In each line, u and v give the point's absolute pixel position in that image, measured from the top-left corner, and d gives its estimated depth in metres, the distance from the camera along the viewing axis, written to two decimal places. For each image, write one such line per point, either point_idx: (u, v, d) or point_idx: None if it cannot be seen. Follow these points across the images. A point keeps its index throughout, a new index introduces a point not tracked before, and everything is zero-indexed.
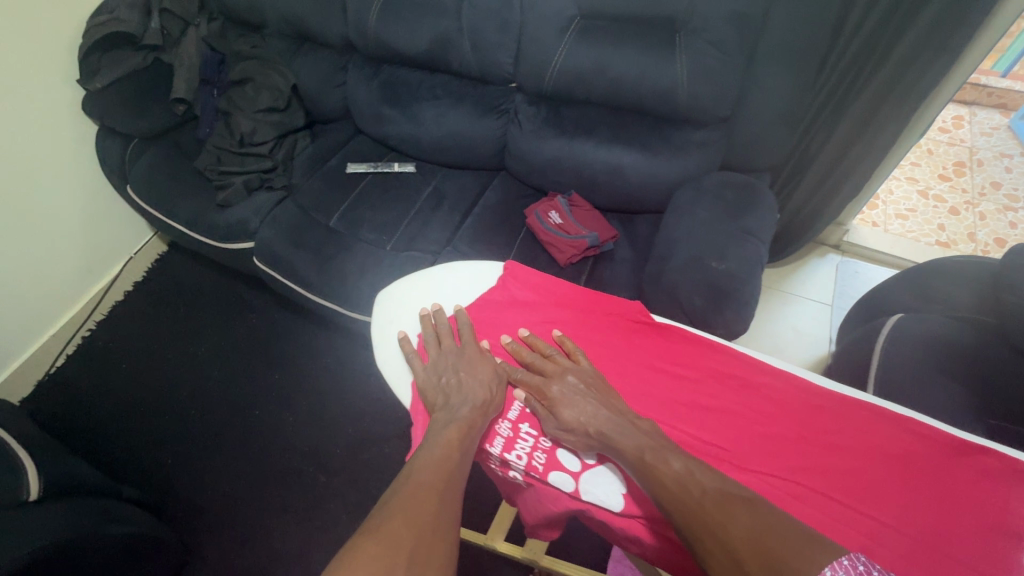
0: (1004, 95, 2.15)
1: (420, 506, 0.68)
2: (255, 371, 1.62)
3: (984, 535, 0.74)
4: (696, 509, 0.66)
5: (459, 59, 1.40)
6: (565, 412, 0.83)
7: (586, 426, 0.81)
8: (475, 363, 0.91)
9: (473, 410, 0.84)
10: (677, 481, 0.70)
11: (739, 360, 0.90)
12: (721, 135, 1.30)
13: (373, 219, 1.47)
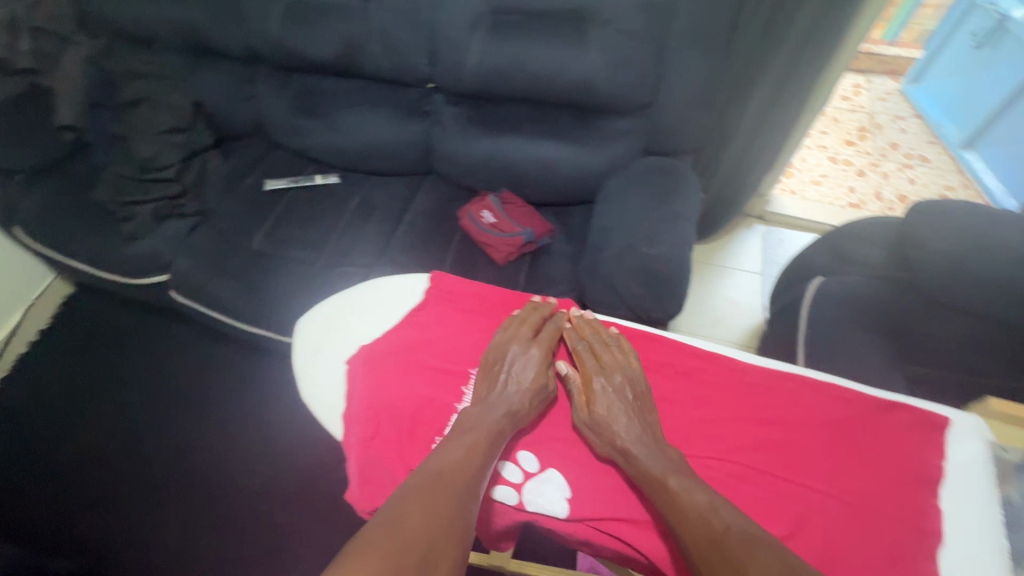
0: (894, 62, 2.23)
1: (436, 509, 0.56)
2: (187, 411, 1.50)
3: (908, 487, 0.71)
4: (723, 548, 0.57)
5: (371, 62, 1.33)
6: (596, 413, 0.73)
7: (612, 434, 0.71)
8: (534, 363, 0.73)
9: (504, 415, 0.67)
10: (702, 515, 0.60)
11: (671, 345, 0.84)
12: (644, 121, 1.28)
13: (300, 237, 1.39)
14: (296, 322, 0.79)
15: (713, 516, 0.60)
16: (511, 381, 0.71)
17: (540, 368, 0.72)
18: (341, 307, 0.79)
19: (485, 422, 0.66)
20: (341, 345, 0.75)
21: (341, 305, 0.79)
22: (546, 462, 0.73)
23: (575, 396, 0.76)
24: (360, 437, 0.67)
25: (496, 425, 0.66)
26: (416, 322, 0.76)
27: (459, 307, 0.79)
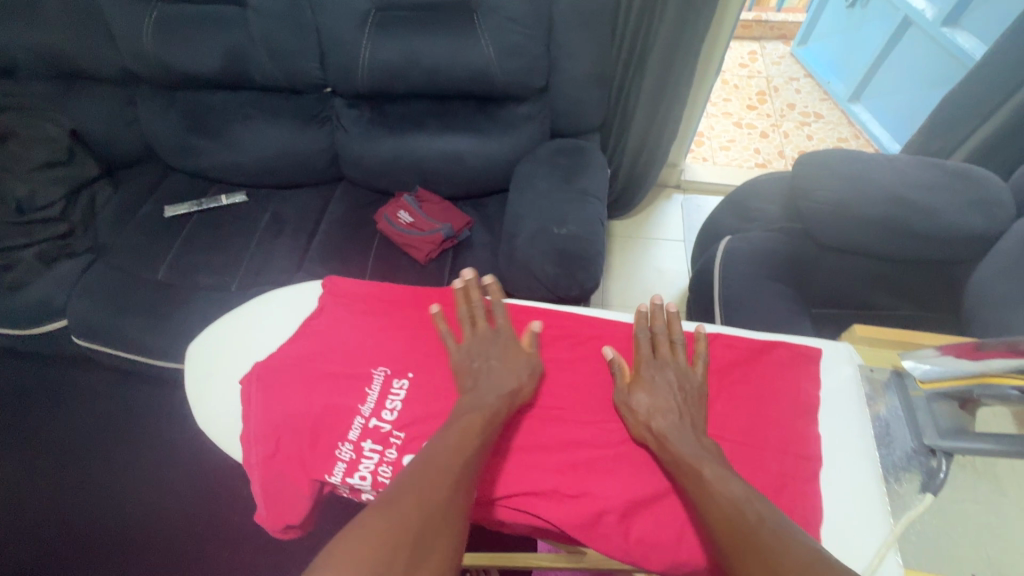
0: (783, 27, 2.35)
1: (430, 488, 0.52)
2: (110, 461, 1.40)
3: (799, 424, 0.69)
4: (753, 536, 0.52)
5: (259, 71, 1.28)
6: (638, 399, 0.67)
7: (651, 420, 0.65)
8: (508, 352, 0.67)
9: (497, 400, 0.63)
10: (734, 504, 0.56)
11: (550, 312, 0.77)
12: (543, 105, 1.30)
13: (210, 261, 1.32)
14: (186, 351, 0.72)
15: (745, 506, 0.55)
16: (494, 369, 0.65)
17: (516, 355, 0.67)
18: (229, 331, 0.72)
19: (480, 409, 0.62)
20: (235, 367, 0.69)
21: (228, 328, 0.72)
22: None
23: (619, 378, 0.69)
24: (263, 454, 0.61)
25: (491, 413, 0.61)
26: (307, 332, 0.68)
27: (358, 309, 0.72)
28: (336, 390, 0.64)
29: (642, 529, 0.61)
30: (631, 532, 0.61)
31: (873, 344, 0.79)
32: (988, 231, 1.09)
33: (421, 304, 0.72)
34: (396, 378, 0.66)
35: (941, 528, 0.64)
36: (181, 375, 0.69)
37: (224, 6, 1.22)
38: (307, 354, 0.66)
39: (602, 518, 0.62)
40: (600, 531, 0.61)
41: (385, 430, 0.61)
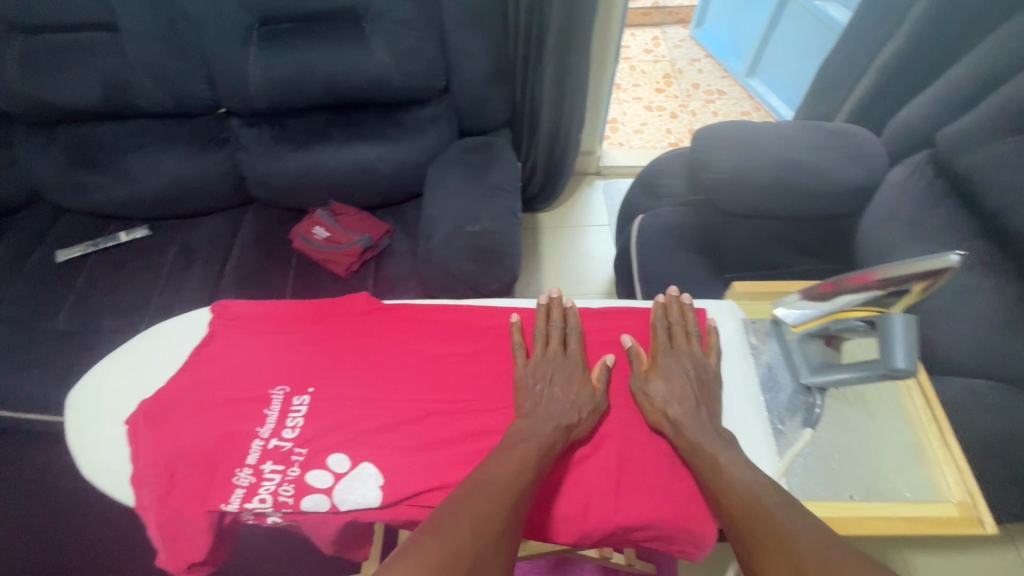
0: (680, 12, 2.43)
1: (486, 503, 0.52)
2: None
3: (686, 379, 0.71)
4: (769, 512, 0.54)
5: (143, 97, 1.22)
6: (652, 388, 0.69)
7: (666, 408, 0.67)
8: (576, 377, 0.67)
9: (554, 427, 0.62)
10: (748, 486, 0.57)
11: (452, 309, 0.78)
12: (446, 105, 1.30)
13: (114, 302, 1.24)
14: (68, 397, 0.71)
15: (763, 488, 0.57)
16: (557, 395, 0.65)
17: (582, 380, 0.67)
18: (118, 369, 0.72)
19: (537, 436, 0.61)
20: (119, 404, 0.69)
21: (114, 368, 0.72)
22: (359, 457, 0.61)
23: (636, 367, 0.71)
24: (158, 492, 0.60)
25: (547, 442, 0.60)
26: (200, 360, 0.69)
27: (250, 335, 0.71)
28: (233, 416, 0.64)
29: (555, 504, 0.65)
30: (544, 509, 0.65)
31: (751, 299, 0.83)
32: (867, 183, 1.18)
33: (319, 319, 0.72)
34: (296, 396, 0.66)
35: (821, 461, 0.68)
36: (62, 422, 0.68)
37: (93, 32, 1.15)
38: (202, 384, 0.66)
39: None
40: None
41: (285, 448, 0.62)
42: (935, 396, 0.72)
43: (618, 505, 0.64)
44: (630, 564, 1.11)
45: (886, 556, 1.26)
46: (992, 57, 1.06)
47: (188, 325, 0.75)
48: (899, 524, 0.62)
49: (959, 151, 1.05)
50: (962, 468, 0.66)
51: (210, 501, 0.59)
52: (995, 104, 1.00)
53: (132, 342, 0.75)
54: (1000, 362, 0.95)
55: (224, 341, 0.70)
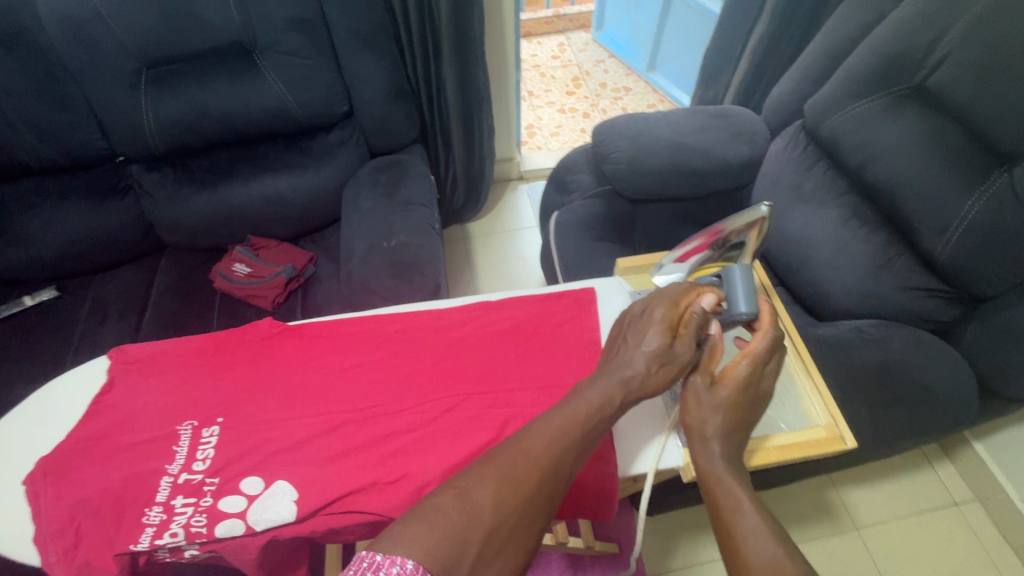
0: (580, 18, 2.54)
1: (514, 485, 0.52)
2: None
3: (587, 349, 0.72)
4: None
5: (30, 154, 1.17)
6: (712, 389, 0.63)
7: (707, 416, 0.61)
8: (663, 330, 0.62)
9: (617, 381, 0.60)
10: (761, 547, 0.50)
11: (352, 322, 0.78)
12: (352, 129, 1.32)
13: (25, 369, 1.18)
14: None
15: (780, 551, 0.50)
16: (632, 350, 0.62)
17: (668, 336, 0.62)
18: (13, 433, 0.71)
19: (598, 390, 0.59)
20: (16, 469, 0.68)
21: (8, 435, 0.71)
22: (273, 476, 0.62)
23: (703, 361, 0.64)
24: (64, 546, 0.59)
25: (596, 408, 0.58)
26: (102, 409, 0.69)
27: (151, 378, 0.71)
28: (140, 457, 0.65)
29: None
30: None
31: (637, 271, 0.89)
32: (752, 157, 1.29)
33: (222, 351, 0.73)
34: (205, 428, 0.66)
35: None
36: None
37: None
38: (106, 432, 0.67)
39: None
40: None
41: (196, 480, 0.62)
42: (797, 332, 0.76)
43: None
44: (589, 546, 1.13)
45: (825, 496, 1.36)
46: (836, 34, 1.19)
47: (86, 379, 0.75)
48: (772, 454, 0.65)
49: (821, 118, 1.16)
50: (824, 393, 0.70)
51: (119, 544, 0.59)
52: (844, 73, 1.12)
53: (28, 404, 0.73)
54: (878, 301, 1.06)
55: (124, 388, 0.70)
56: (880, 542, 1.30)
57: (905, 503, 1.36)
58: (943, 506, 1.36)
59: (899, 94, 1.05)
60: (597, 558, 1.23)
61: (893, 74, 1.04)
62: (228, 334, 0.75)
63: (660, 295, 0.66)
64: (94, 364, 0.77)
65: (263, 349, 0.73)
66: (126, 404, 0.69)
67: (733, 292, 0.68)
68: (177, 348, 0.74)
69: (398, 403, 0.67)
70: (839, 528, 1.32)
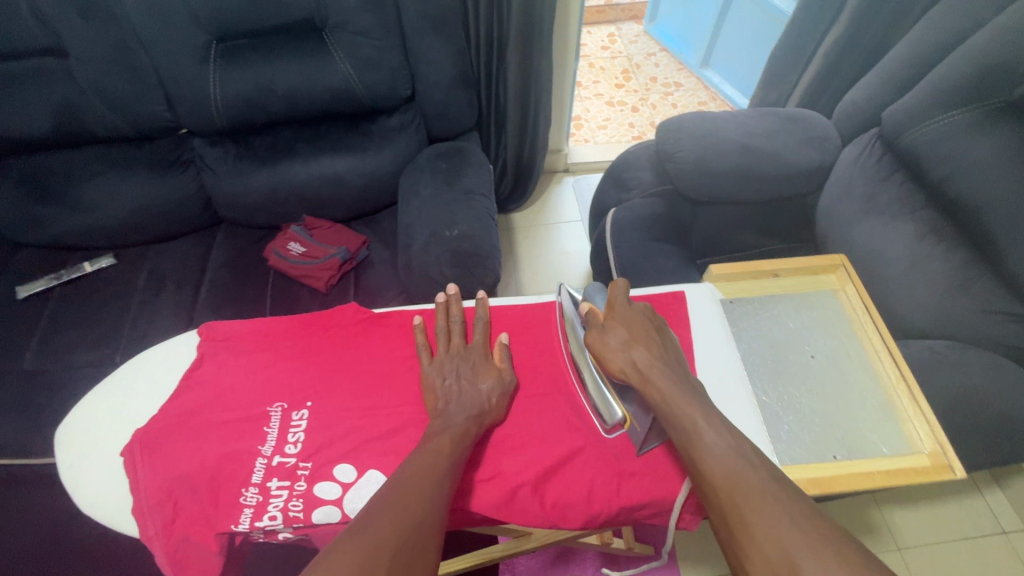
0: (633, 8, 2.48)
1: (403, 510, 0.55)
2: None
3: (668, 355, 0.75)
4: (746, 492, 0.54)
5: (99, 122, 1.19)
6: (606, 334, 0.70)
7: (630, 354, 0.68)
8: (481, 367, 0.72)
9: (469, 417, 0.67)
10: (722, 459, 0.57)
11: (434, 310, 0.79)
12: (414, 112, 1.31)
13: (85, 334, 1.20)
14: (54, 435, 0.72)
15: (740, 462, 0.57)
16: (463, 387, 0.70)
17: (489, 369, 0.72)
18: (104, 401, 0.73)
19: (451, 428, 0.66)
20: (108, 437, 0.71)
21: (99, 403, 0.73)
22: (366, 465, 0.66)
23: (590, 320, 0.73)
24: (162, 520, 0.63)
25: (461, 431, 0.65)
26: (193, 385, 0.72)
27: (238, 359, 0.74)
28: (228, 437, 0.68)
29: (555, 493, 0.68)
30: (546, 497, 0.68)
31: (727, 278, 0.82)
32: (821, 163, 1.25)
33: (308, 334, 0.77)
34: (295, 411, 0.70)
35: (803, 426, 0.70)
36: (55, 458, 0.69)
37: (42, 57, 1.11)
38: (197, 408, 0.70)
39: (518, 492, 0.68)
40: (517, 505, 0.67)
41: (290, 464, 0.66)
42: (899, 352, 0.74)
43: (619, 489, 0.67)
44: (629, 547, 1.12)
45: (869, 514, 1.33)
46: (925, 40, 1.14)
47: (174, 354, 0.77)
48: (877, 478, 0.64)
49: (902, 128, 1.12)
50: (931, 419, 0.68)
51: (219, 522, 0.62)
52: (931, 82, 1.07)
53: (118, 375, 0.76)
54: (953, 323, 1.02)
55: (216, 367, 0.74)
56: (923, 564, 1.27)
57: (949, 525, 1.33)
58: (991, 533, 1.32)
59: (993, 107, 0.99)
60: (634, 559, 1.22)
61: (987, 87, 0.99)
62: (310, 322, 0.78)
63: (445, 347, 0.74)
64: (178, 339, 0.79)
65: (349, 341, 0.76)
66: (218, 384, 0.72)
67: (594, 300, 0.76)
68: (258, 332, 0.77)
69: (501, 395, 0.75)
70: (880, 546, 1.29)
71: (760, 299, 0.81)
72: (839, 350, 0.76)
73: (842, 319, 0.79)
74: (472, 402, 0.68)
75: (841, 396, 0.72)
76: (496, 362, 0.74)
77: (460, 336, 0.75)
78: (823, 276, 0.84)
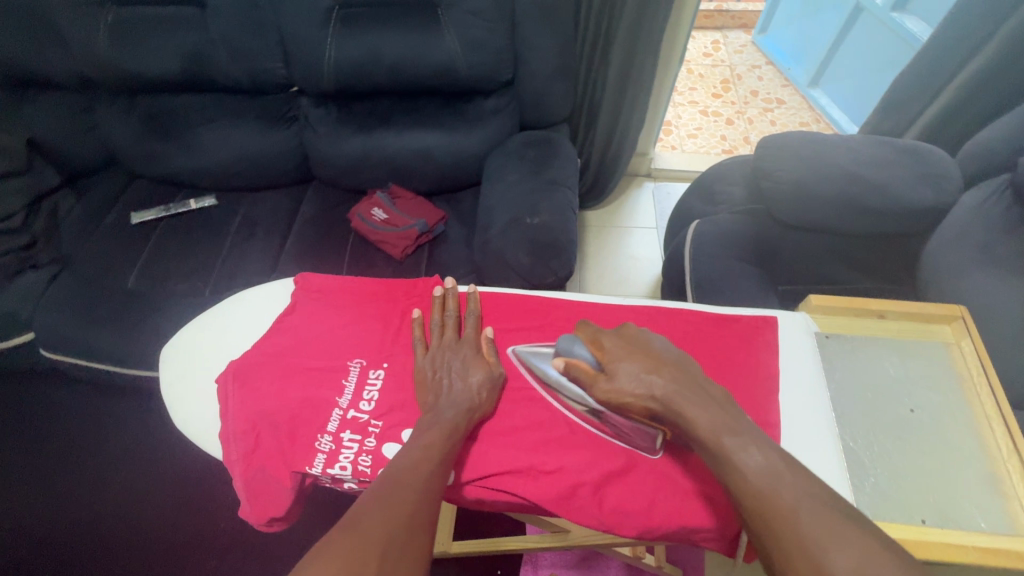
0: (743, 16, 2.37)
1: (396, 504, 0.55)
2: (76, 481, 1.32)
3: (755, 385, 0.71)
4: (778, 508, 0.53)
5: (222, 73, 1.27)
6: (615, 376, 0.67)
7: (647, 388, 0.65)
8: (471, 360, 0.72)
9: (459, 412, 0.67)
10: (756, 473, 0.55)
11: (523, 297, 0.83)
12: (510, 97, 1.31)
13: (182, 265, 1.30)
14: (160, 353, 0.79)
15: (775, 475, 0.55)
16: (453, 383, 0.69)
17: (478, 363, 0.72)
18: (205, 330, 0.80)
19: (440, 422, 0.65)
20: (207, 362, 0.77)
21: (201, 330, 0.80)
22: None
23: (586, 373, 0.70)
24: (243, 448, 0.68)
25: (450, 426, 0.65)
26: (285, 328, 0.77)
27: (326, 311, 0.79)
28: (309, 383, 0.72)
29: (615, 498, 0.67)
30: (605, 501, 0.67)
31: (828, 312, 0.79)
32: (937, 204, 1.15)
33: (393, 298, 0.81)
34: (372, 369, 0.74)
35: (893, 483, 0.65)
36: (158, 372, 0.76)
37: (182, 5, 1.21)
38: (285, 351, 0.75)
39: (577, 491, 0.67)
40: (575, 504, 0.67)
41: (363, 419, 0.69)
42: (1015, 422, 0.68)
43: (682, 507, 0.66)
44: (659, 567, 1.09)
45: None
46: None
47: (270, 298, 0.83)
48: (973, 555, 0.59)
49: None
50: None
51: (295, 462, 0.66)
52: None
53: (219, 307, 0.83)
54: None
55: (306, 316, 0.78)
56: None
57: None
58: None
59: None
60: None
61: None
62: (394, 288, 0.82)
63: (438, 342, 0.74)
64: (274, 283, 0.85)
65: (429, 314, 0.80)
66: (305, 332, 0.77)
67: (573, 350, 0.72)
68: (347, 288, 0.82)
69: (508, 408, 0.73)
70: None
71: (859, 339, 0.76)
72: (943, 408, 0.70)
73: (950, 375, 0.73)
74: (462, 397, 0.68)
75: (938, 457, 0.67)
76: (486, 357, 0.74)
77: (453, 329, 0.76)
78: (936, 327, 0.77)
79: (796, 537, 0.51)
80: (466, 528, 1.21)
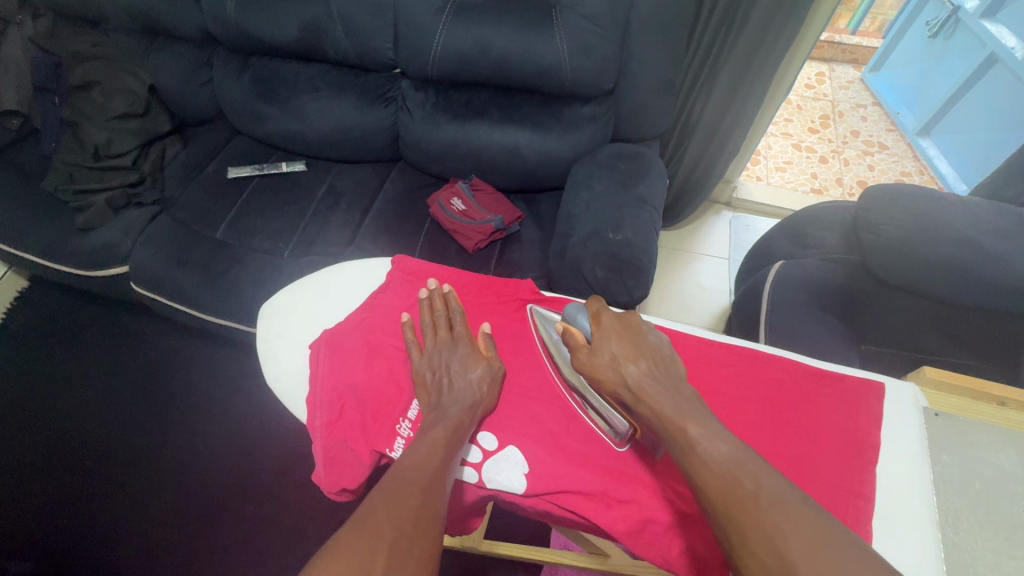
0: (855, 51, 2.26)
1: (401, 505, 0.55)
2: (142, 409, 1.41)
3: (847, 452, 0.69)
4: (740, 501, 0.52)
5: (333, 46, 1.32)
6: (597, 352, 0.69)
7: (622, 371, 0.67)
8: (469, 358, 0.73)
9: (460, 406, 0.68)
10: (721, 464, 0.55)
11: None
12: (608, 107, 1.28)
13: (268, 224, 1.36)
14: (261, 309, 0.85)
15: (739, 466, 0.54)
16: (455, 380, 0.71)
17: (477, 359, 0.73)
18: (305, 294, 0.85)
19: (444, 419, 0.67)
20: (299, 329, 0.82)
21: (301, 294, 0.85)
22: (505, 441, 0.71)
23: (574, 343, 0.72)
24: (327, 417, 0.71)
25: (454, 422, 0.66)
26: (377, 307, 0.81)
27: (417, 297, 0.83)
28: (392, 365, 0.76)
29: (689, 540, 0.64)
30: (676, 542, 0.64)
31: (939, 388, 0.76)
32: None
33: (484, 295, 0.84)
34: None
35: None
36: (258, 328, 0.82)
37: None
38: (374, 330, 0.79)
39: (649, 526, 0.65)
40: (645, 539, 0.65)
41: None
42: None
43: None
44: None
45: None
46: None
47: (369, 274, 0.87)
48: None
49: None
50: None
51: (374, 442, 0.69)
52: None
53: (320, 274, 0.87)
54: None
55: (397, 299, 0.82)
56: None
57: None
58: None
59: None
60: None
61: None
62: (483, 286, 0.85)
63: (430, 342, 0.75)
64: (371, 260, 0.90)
65: (516, 317, 0.82)
66: (393, 315, 0.81)
67: (576, 320, 0.74)
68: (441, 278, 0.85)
69: (558, 428, 0.72)
70: None
71: (972, 420, 0.71)
72: None
73: None
74: (464, 394, 0.69)
75: None
76: (484, 354, 0.74)
77: (446, 328, 0.76)
78: None
79: (750, 528, 0.50)
80: (493, 529, 1.21)
